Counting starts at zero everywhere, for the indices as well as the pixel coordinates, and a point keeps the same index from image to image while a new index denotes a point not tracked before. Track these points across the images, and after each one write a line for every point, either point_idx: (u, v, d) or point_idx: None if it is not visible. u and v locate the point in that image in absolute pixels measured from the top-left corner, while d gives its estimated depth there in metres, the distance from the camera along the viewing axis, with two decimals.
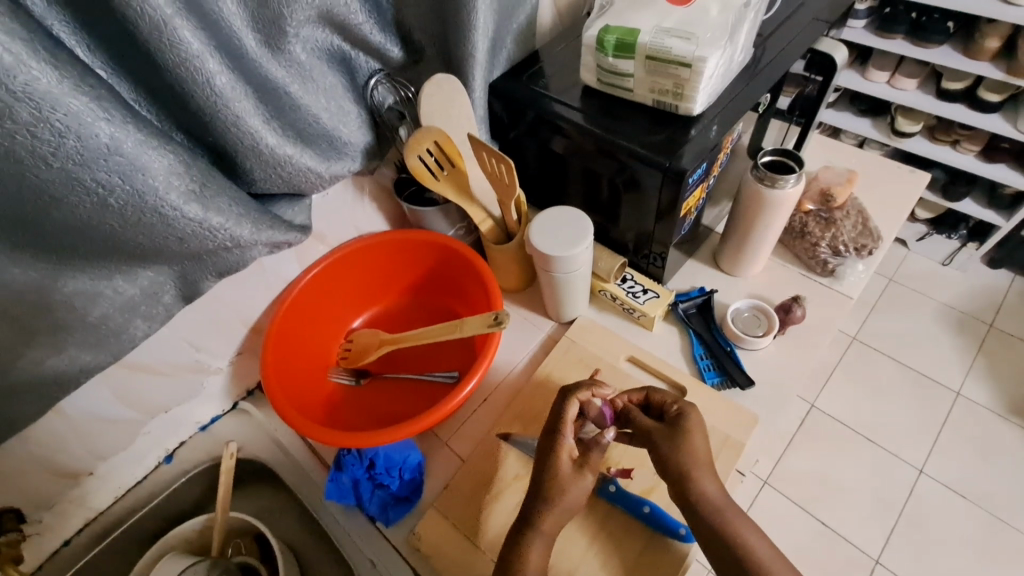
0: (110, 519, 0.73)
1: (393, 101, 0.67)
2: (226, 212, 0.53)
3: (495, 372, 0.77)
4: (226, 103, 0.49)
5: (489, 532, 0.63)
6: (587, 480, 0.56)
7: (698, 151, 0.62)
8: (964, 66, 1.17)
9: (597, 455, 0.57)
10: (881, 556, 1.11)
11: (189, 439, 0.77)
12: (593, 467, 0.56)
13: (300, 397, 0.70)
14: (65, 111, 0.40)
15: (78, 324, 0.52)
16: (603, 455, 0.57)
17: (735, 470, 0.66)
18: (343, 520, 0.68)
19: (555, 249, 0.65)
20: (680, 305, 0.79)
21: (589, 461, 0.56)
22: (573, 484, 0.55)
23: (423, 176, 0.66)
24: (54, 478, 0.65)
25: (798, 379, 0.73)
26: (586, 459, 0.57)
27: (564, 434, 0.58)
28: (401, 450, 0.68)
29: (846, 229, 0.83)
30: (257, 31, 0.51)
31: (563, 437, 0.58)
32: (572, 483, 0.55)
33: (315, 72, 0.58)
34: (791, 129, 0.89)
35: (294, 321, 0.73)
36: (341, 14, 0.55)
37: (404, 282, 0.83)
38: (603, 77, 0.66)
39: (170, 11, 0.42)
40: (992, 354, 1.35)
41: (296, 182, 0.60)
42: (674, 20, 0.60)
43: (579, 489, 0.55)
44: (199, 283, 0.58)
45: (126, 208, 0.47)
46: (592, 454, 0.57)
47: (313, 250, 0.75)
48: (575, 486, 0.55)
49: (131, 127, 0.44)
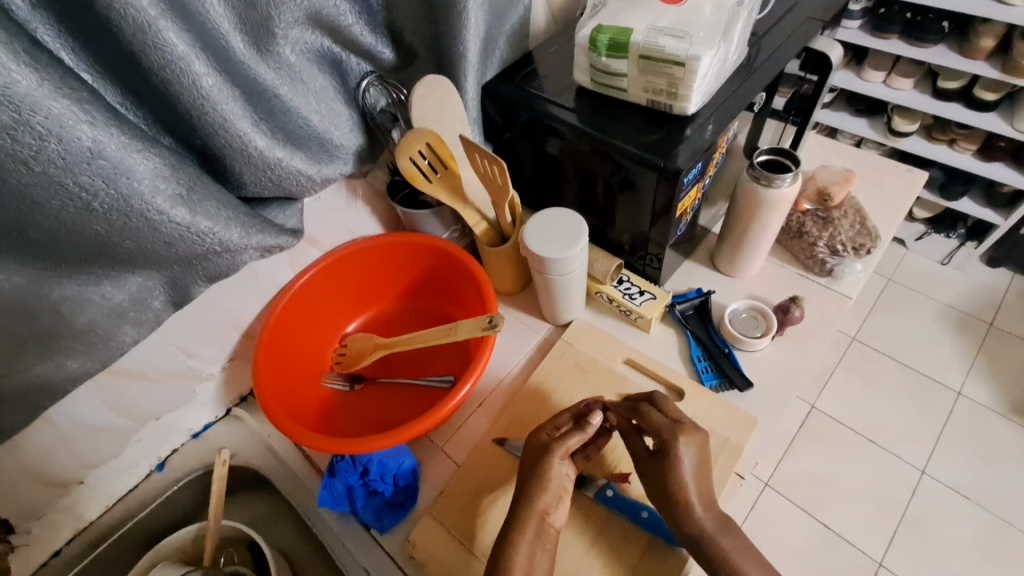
0: (101, 529, 0.72)
1: (386, 103, 0.66)
2: (214, 216, 0.52)
3: (491, 375, 0.76)
4: (213, 105, 0.49)
5: (487, 539, 0.62)
6: (557, 460, 0.57)
7: (693, 151, 0.62)
8: (960, 65, 1.16)
9: (573, 436, 0.58)
10: (885, 559, 1.10)
11: (182, 446, 0.76)
12: (564, 446, 0.58)
13: (295, 404, 0.69)
14: (46, 114, 0.39)
15: (66, 330, 0.51)
16: (583, 438, 0.59)
17: (735, 473, 0.65)
18: (336, 526, 0.67)
19: (547, 249, 0.64)
20: (677, 307, 0.78)
21: (564, 441, 0.58)
22: (551, 468, 0.57)
23: (415, 179, 0.65)
24: (43, 487, 0.64)
25: (798, 379, 0.72)
26: (560, 440, 0.58)
27: (545, 428, 0.61)
28: (395, 456, 0.67)
29: (844, 229, 0.82)
30: (245, 33, 0.50)
31: (541, 429, 0.61)
32: (546, 465, 0.57)
33: (306, 74, 0.57)
34: (786, 129, 0.89)
35: (288, 325, 0.72)
36: (331, 15, 0.55)
37: (398, 286, 0.82)
38: (597, 77, 0.65)
39: (154, 13, 0.42)
40: (992, 353, 1.34)
41: (287, 185, 0.59)
42: (668, 19, 0.60)
43: (559, 475, 0.58)
44: (189, 289, 0.57)
45: (111, 212, 0.46)
46: (569, 435, 0.59)
47: (306, 255, 0.74)
48: (558, 468, 0.58)
49: (115, 130, 0.43)
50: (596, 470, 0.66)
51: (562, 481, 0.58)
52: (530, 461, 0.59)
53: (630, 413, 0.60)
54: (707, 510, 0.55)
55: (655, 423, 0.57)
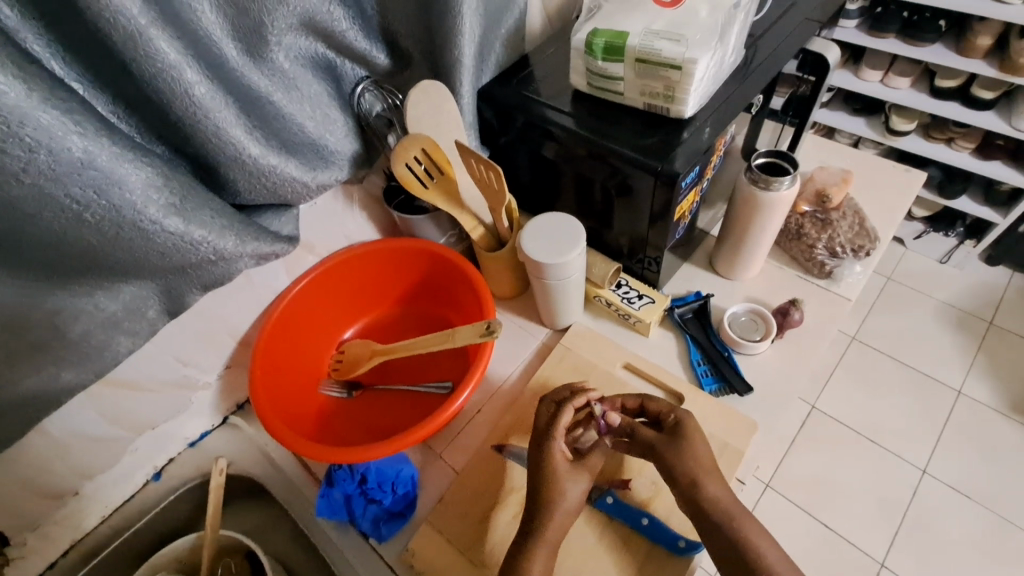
0: (98, 539, 0.71)
1: (381, 108, 0.66)
2: (209, 225, 0.52)
3: (489, 380, 0.76)
4: (206, 113, 0.48)
5: (500, 552, 0.61)
6: (585, 481, 0.57)
7: (691, 155, 0.61)
8: (957, 64, 1.16)
9: (597, 457, 0.59)
10: (886, 559, 1.10)
11: (178, 455, 0.76)
12: (592, 467, 0.58)
13: (292, 411, 0.69)
14: (35, 125, 0.39)
15: (58, 342, 0.51)
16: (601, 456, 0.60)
17: (736, 478, 0.65)
18: (336, 537, 0.66)
19: (548, 255, 0.64)
20: (677, 310, 0.78)
21: (588, 461, 0.59)
22: (571, 491, 0.56)
23: (411, 185, 0.64)
24: (40, 499, 0.64)
25: (798, 382, 0.72)
26: (586, 462, 0.59)
27: (559, 439, 0.59)
28: (394, 464, 0.66)
29: (842, 229, 0.81)
30: (238, 40, 0.49)
31: (556, 441, 0.59)
32: (573, 482, 0.57)
33: (300, 80, 0.57)
34: (784, 131, 0.89)
35: (284, 333, 0.71)
36: (324, 21, 0.54)
37: (395, 292, 0.82)
38: (593, 80, 0.65)
39: (144, 21, 0.41)
40: (993, 352, 1.34)
41: (282, 193, 0.59)
42: (663, 22, 0.59)
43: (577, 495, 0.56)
44: (184, 297, 0.57)
45: (103, 223, 0.45)
46: (591, 455, 0.59)
47: (302, 261, 0.74)
48: (572, 484, 0.56)
49: (105, 140, 0.43)
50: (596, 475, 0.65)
51: (562, 516, 0.55)
52: (546, 476, 0.57)
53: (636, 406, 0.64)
54: (706, 515, 0.55)
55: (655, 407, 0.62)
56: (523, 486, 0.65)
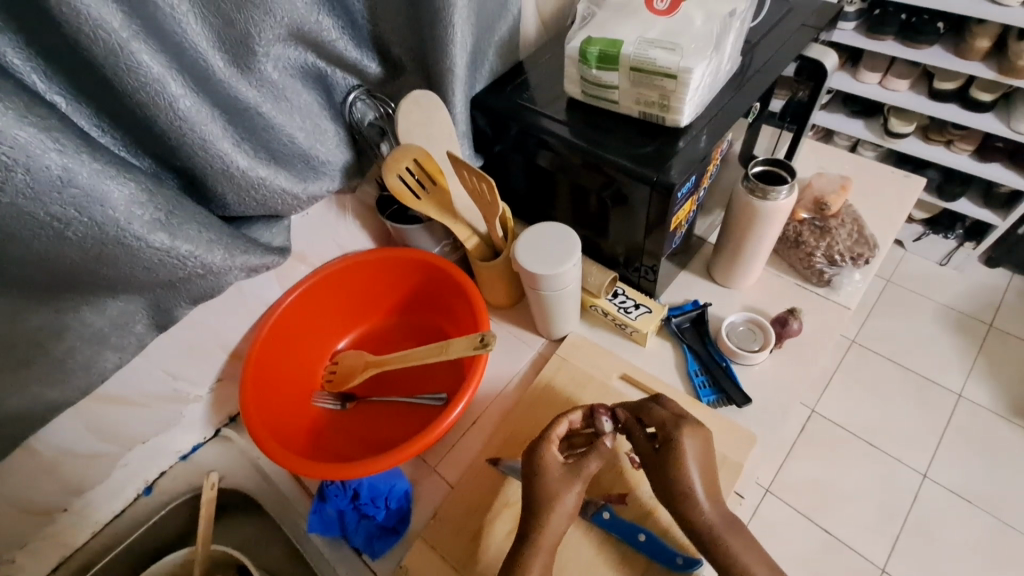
0: (88, 555, 0.70)
1: (374, 117, 0.65)
2: (195, 239, 0.51)
3: (485, 391, 0.75)
4: (192, 127, 0.47)
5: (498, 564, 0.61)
6: (578, 487, 0.55)
7: (687, 163, 0.60)
8: (956, 66, 1.15)
9: (592, 459, 0.56)
10: (886, 565, 1.09)
11: (170, 469, 0.75)
12: (586, 467, 0.56)
13: (283, 425, 0.68)
14: (12, 143, 0.38)
15: (42, 359, 0.50)
16: (599, 460, 0.57)
17: (734, 492, 0.64)
18: (328, 553, 0.66)
19: (542, 266, 0.63)
20: (674, 320, 0.77)
21: (583, 468, 0.56)
22: (565, 496, 0.54)
23: (403, 196, 0.64)
24: (28, 516, 0.63)
25: (797, 392, 0.71)
26: (579, 463, 0.56)
27: (550, 444, 0.58)
28: (388, 479, 0.66)
29: (841, 237, 0.80)
30: (225, 52, 0.48)
31: (549, 447, 0.58)
32: (563, 487, 0.55)
33: (290, 91, 0.56)
34: (783, 136, 0.86)
35: (275, 345, 0.70)
36: (314, 30, 0.53)
37: (389, 302, 0.81)
38: (588, 89, 0.64)
39: (125, 34, 0.40)
40: (993, 354, 1.33)
41: (272, 205, 0.58)
42: (658, 30, 0.59)
43: (574, 501, 0.55)
44: (172, 311, 0.56)
45: (85, 240, 0.44)
46: (588, 459, 0.56)
47: (294, 271, 0.73)
48: (565, 495, 0.54)
49: (86, 157, 0.42)
50: (593, 488, 0.64)
51: (559, 530, 0.54)
52: (539, 484, 0.55)
53: (635, 413, 0.60)
54: (703, 529, 0.54)
55: (658, 416, 0.58)
56: (518, 501, 0.64)
